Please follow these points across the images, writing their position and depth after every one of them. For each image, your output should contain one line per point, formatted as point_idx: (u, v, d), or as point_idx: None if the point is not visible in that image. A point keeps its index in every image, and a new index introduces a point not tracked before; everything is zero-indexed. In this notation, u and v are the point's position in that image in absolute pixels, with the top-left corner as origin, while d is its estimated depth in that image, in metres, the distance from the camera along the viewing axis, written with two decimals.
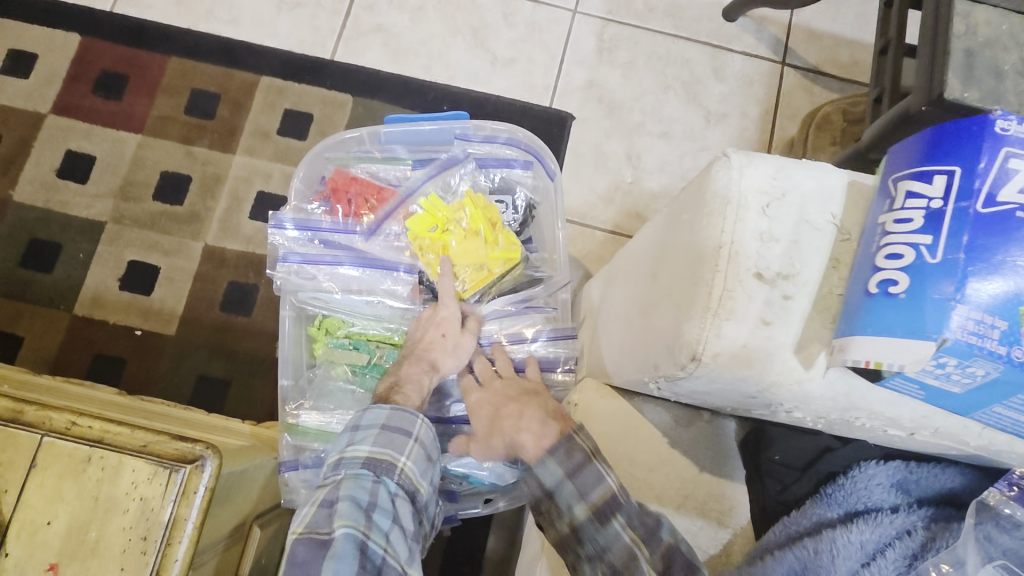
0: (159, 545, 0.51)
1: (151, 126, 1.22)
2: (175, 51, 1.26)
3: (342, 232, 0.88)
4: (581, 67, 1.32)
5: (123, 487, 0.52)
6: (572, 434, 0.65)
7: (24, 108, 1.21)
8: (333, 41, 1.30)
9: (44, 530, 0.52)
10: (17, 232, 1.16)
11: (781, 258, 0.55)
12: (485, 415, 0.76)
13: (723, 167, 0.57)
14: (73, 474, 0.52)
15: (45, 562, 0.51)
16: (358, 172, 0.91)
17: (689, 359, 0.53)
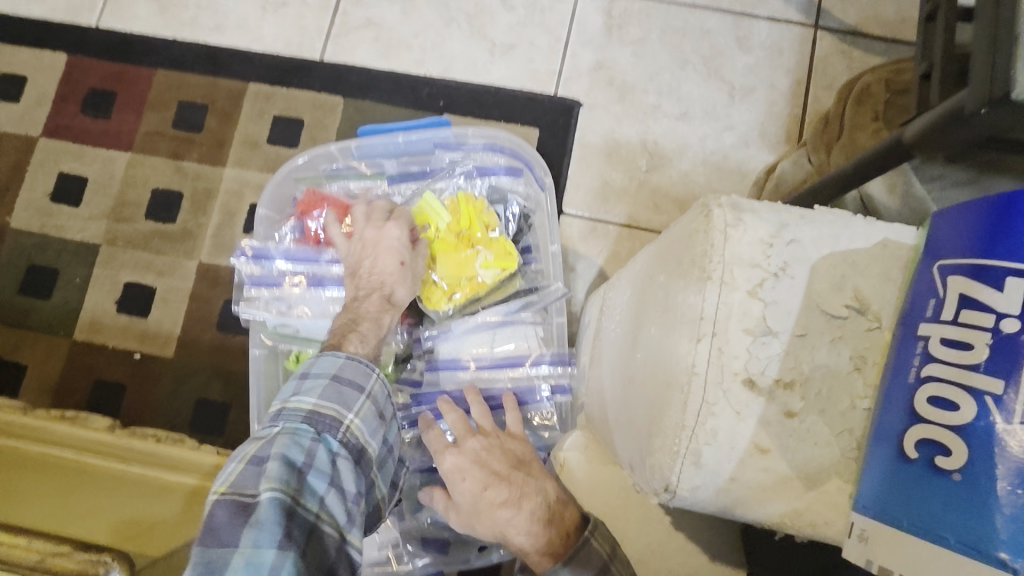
0: None
1: (140, 143, 1.18)
2: (162, 63, 1.22)
3: (312, 258, 0.87)
4: (587, 48, 1.20)
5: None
6: (589, 538, 0.60)
7: (17, 132, 1.20)
8: (321, 41, 1.23)
9: None
10: (15, 259, 1.15)
11: (778, 361, 0.52)
12: (470, 485, 0.68)
13: (710, 234, 0.54)
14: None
15: None
16: (333, 189, 0.92)
17: (664, 489, 0.53)
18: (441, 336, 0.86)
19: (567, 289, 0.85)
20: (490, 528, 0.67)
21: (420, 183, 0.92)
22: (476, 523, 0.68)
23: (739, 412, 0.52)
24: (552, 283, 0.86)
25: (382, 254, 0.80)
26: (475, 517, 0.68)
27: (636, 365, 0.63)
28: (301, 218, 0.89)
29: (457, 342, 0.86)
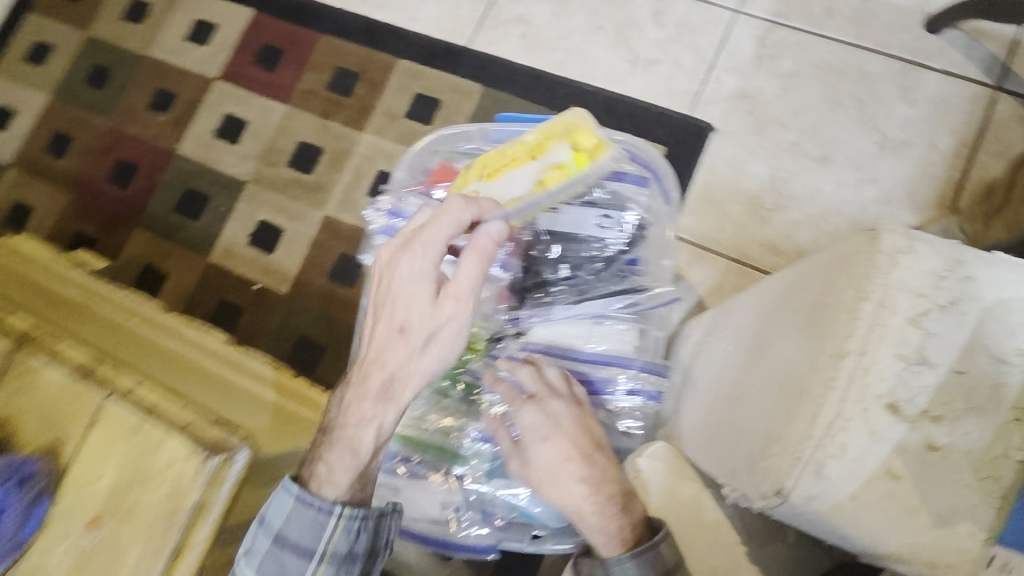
0: (182, 520, 0.61)
1: (297, 98, 1.30)
2: (328, 30, 1.33)
3: None
4: (732, 74, 1.17)
5: (159, 461, 0.62)
6: (659, 542, 0.63)
7: (198, 72, 1.36)
8: (473, 30, 1.29)
9: (93, 482, 0.63)
10: (177, 181, 1.30)
11: (930, 395, 0.50)
12: (549, 447, 0.70)
13: (873, 257, 0.52)
14: (122, 441, 0.64)
15: (89, 513, 0.63)
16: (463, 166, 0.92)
17: (774, 491, 0.51)
18: (537, 318, 0.82)
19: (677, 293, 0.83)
20: (565, 499, 0.67)
21: None
22: (546, 486, 0.69)
23: (877, 433, 0.50)
24: (660, 285, 0.84)
25: (399, 317, 0.63)
26: (547, 480, 0.69)
27: (757, 370, 0.62)
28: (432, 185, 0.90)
29: (555, 327, 0.82)
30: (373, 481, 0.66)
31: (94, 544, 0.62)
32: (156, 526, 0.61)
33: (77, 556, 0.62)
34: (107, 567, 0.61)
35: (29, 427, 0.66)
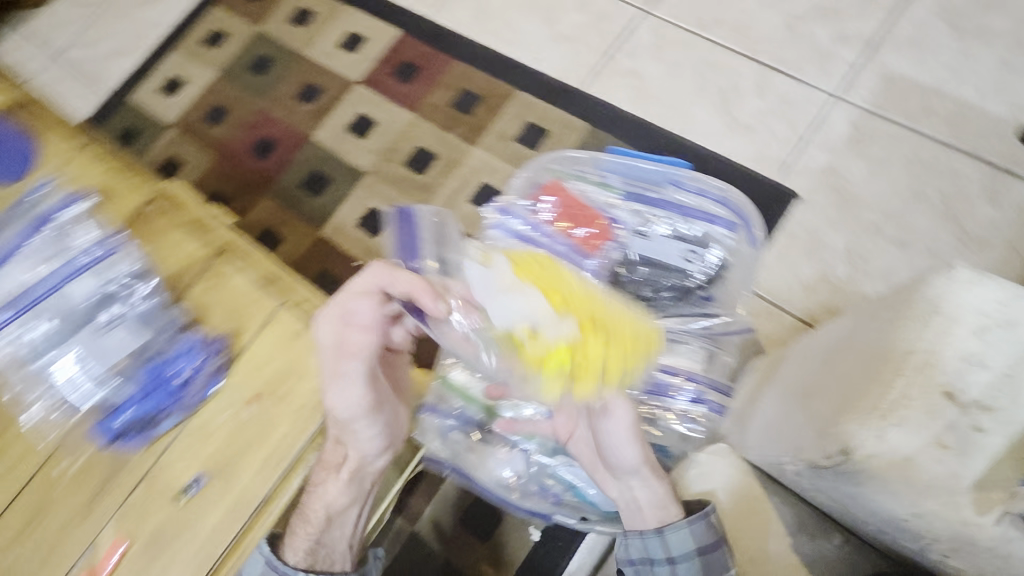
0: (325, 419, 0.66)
1: (423, 109, 1.48)
2: (461, 56, 1.51)
3: (537, 230, 0.93)
4: (824, 151, 1.26)
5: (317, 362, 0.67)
6: (708, 514, 0.72)
7: (344, 75, 1.56)
8: (589, 75, 1.43)
9: (259, 369, 0.67)
10: (307, 162, 1.49)
11: (984, 388, 0.53)
12: (627, 461, 0.76)
13: (943, 278, 0.57)
14: (288, 340, 0.68)
15: (250, 392, 0.66)
16: (572, 186, 0.97)
17: (838, 452, 0.52)
18: None
19: (750, 328, 0.95)
20: (623, 495, 0.80)
21: (645, 204, 0.95)
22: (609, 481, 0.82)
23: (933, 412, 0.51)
24: (729, 317, 0.94)
25: (339, 385, 0.65)
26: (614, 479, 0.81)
27: (824, 375, 0.65)
28: (542, 197, 0.95)
29: None
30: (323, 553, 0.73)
31: (252, 419, 0.65)
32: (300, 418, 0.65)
33: (234, 428, 0.65)
34: (257, 441, 0.64)
35: (217, 313, 0.70)
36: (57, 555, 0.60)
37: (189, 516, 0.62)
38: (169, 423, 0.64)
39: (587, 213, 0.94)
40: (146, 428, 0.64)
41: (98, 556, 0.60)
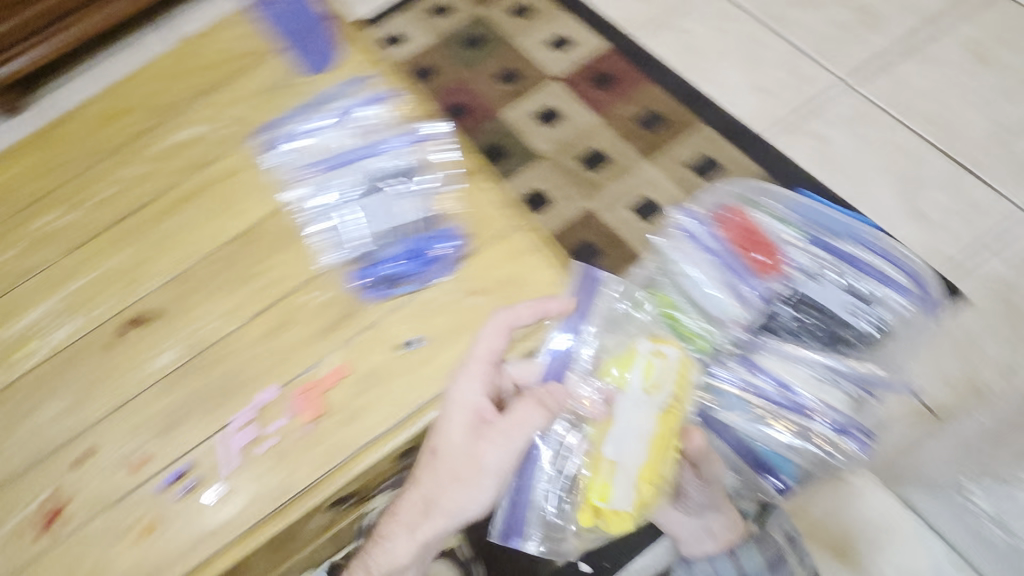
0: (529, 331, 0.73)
1: (609, 116, 1.59)
2: (658, 79, 1.61)
3: (719, 241, 0.98)
4: (1001, 263, 1.24)
5: (533, 282, 0.74)
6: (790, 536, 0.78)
7: (545, 68, 1.71)
8: (776, 127, 1.48)
9: (482, 272, 0.75)
10: (491, 133, 1.64)
11: None
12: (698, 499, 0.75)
13: None
14: (514, 258, 0.75)
15: (470, 286, 0.74)
16: (758, 214, 1.03)
17: None
18: (772, 349, 0.89)
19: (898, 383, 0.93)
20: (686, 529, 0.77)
21: (826, 248, 0.99)
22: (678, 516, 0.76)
23: None
24: (883, 370, 0.92)
25: (499, 435, 0.63)
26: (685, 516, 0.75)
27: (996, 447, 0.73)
28: (729, 214, 1.01)
29: (784, 359, 0.88)
30: None
31: (473, 310, 0.72)
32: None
33: (454, 312, 0.72)
34: (472, 325, 0.72)
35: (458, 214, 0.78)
36: (288, 359, 0.73)
37: (400, 367, 0.70)
38: (410, 288, 0.74)
39: (769, 241, 0.98)
40: (391, 285, 0.74)
41: (321, 371, 0.71)
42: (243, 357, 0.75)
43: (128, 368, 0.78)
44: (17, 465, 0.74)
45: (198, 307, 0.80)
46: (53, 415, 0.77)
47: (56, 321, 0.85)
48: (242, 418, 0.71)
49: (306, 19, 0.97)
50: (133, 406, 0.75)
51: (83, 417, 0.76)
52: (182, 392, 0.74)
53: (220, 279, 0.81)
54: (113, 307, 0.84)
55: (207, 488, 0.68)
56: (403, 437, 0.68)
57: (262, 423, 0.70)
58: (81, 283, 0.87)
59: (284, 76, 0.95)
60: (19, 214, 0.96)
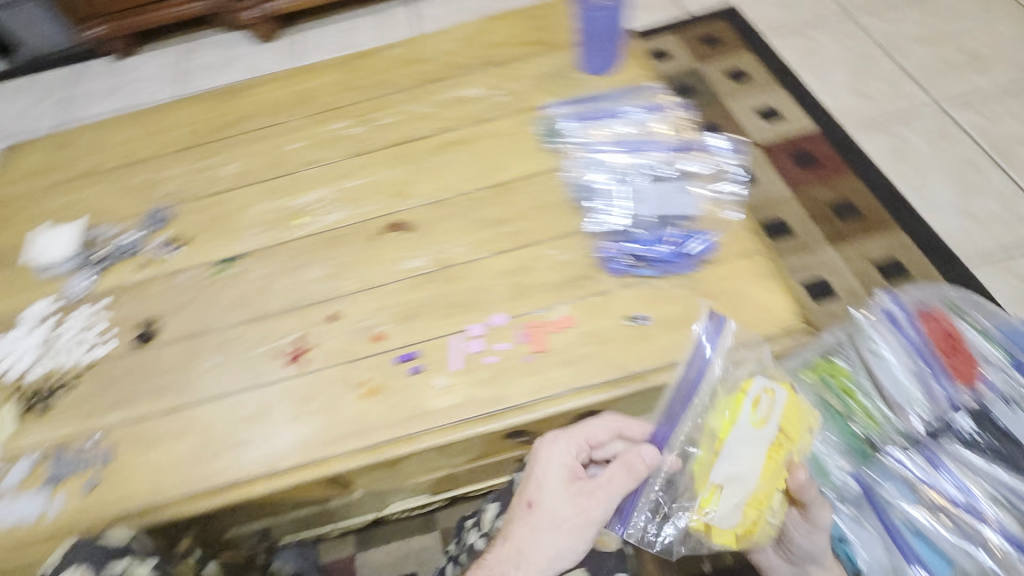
0: (749, 344, 0.77)
1: (804, 193, 1.61)
2: (862, 174, 1.63)
3: (916, 340, 0.99)
4: None
5: (766, 303, 0.79)
6: None
7: (750, 131, 1.76)
8: (977, 256, 1.45)
9: (719, 281, 0.81)
10: None
11: None
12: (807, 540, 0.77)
13: None
14: (752, 277, 0.81)
15: (705, 290, 0.81)
16: (963, 324, 1.02)
17: None
18: (954, 454, 0.91)
19: None
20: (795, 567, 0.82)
21: None
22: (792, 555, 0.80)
23: None
24: None
25: (599, 490, 0.73)
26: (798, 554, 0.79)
27: None
28: (932, 317, 1.02)
29: (966, 466, 0.90)
30: None
31: (703, 309, 0.80)
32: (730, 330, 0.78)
33: (684, 305, 0.80)
34: (701, 321, 0.79)
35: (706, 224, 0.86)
36: (525, 296, 0.84)
37: (625, 335, 0.79)
38: (653, 273, 0.83)
39: (969, 356, 0.97)
40: (637, 264, 0.84)
41: (554, 315, 0.82)
42: (484, 282, 0.87)
43: (384, 263, 0.92)
44: (282, 309, 0.89)
45: (453, 232, 0.93)
46: (317, 279, 0.92)
47: (330, 208, 0.99)
48: (478, 328, 0.82)
49: (623, 24, 1.03)
50: (384, 292, 0.88)
51: (341, 289, 0.90)
52: (427, 294, 0.87)
53: (479, 217, 0.94)
54: (382, 210, 0.97)
55: (435, 376, 0.79)
56: (612, 392, 0.76)
57: (492, 340, 0.81)
58: (357, 184, 1.01)
59: (567, 70, 1.09)
60: (315, 115, 1.12)
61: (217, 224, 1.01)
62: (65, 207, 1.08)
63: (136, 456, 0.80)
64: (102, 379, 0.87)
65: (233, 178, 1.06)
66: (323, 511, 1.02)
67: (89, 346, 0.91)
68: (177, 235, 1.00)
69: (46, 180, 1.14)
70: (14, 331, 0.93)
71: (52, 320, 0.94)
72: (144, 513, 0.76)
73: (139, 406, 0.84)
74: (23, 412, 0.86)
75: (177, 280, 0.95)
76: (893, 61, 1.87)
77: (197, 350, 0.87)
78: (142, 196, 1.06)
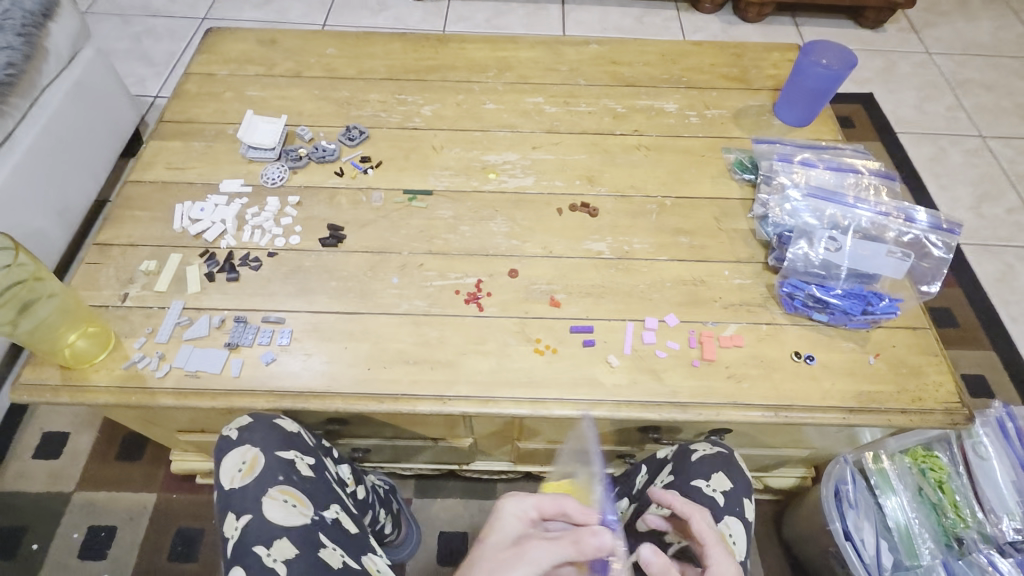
0: (907, 414, 0.81)
1: None
2: (965, 288, 1.68)
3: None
4: None
5: (928, 381, 0.83)
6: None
7: None
8: None
9: (887, 347, 0.86)
10: None
11: None
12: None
13: None
14: (918, 353, 0.85)
15: (873, 351, 0.85)
16: None
17: None
18: None
19: None
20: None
21: None
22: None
23: None
24: None
25: (542, 544, 0.62)
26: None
27: None
28: None
29: None
30: None
31: (868, 367, 0.84)
32: (892, 394, 0.82)
33: (851, 358, 0.85)
34: (864, 378, 0.83)
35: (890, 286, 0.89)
36: (698, 306, 0.89)
37: (792, 369, 0.84)
38: (825, 319, 0.86)
39: None
40: (814, 307, 0.86)
41: (726, 331, 0.86)
42: (661, 281, 0.91)
43: (567, 238, 0.96)
44: (465, 252, 0.94)
45: (635, 228, 0.98)
46: (501, 233, 0.96)
47: (521, 173, 1.04)
48: (653, 322, 0.86)
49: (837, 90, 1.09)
50: (565, 262, 0.93)
51: (523, 249, 0.94)
52: (605, 277, 0.92)
53: (661, 221, 0.99)
54: (570, 188, 1.02)
55: (606, 353, 0.84)
56: (771, 416, 0.80)
57: (664, 337, 0.85)
58: (546, 157, 1.06)
59: (759, 114, 1.14)
60: (514, 85, 1.18)
61: (411, 156, 1.05)
62: (265, 100, 1.13)
63: (312, 345, 0.84)
64: (286, 265, 0.91)
65: (428, 118, 1.11)
66: (423, 450, 1.06)
67: (274, 232, 0.94)
68: (370, 156, 1.05)
69: (247, 68, 1.18)
70: (209, 199, 0.97)
71: (246, 199, 0.98)
72: (312, 398, 0.80)
73: (319, 300, 0.88)
74: (207, 275, 0.89)
75: (367, 196, 1.00)
76: (1015, 191, 1.92)
77: (380, 266, 0.92)
78: (340, 110, 1.11)
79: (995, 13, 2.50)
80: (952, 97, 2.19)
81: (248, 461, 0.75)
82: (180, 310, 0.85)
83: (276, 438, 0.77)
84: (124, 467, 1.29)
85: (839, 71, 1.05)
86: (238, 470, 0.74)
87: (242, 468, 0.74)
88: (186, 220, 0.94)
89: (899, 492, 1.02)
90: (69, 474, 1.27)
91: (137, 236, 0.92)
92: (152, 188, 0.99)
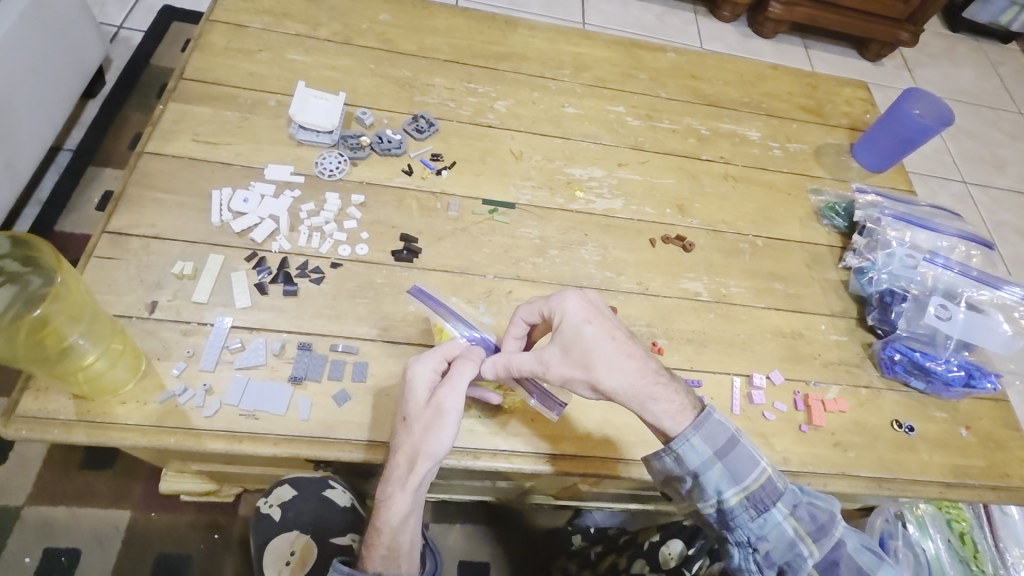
0: (996, 493, 0.81)
1: None
2: None
3: None
4: None
5: (1011, 458, 0.84)
6: None
7: None
8: None
9: (975, 421, 0.85)
10: None
11: None
12: (595, 330, 0.60)
13: None
14: (1002, 427, 0.86)
15: (964, 423, 0.84)
16: None
17: None
18: None
19: None
20: (633, 387, 0.60)
21: None
22: (593, 366, 0.60)
23: None
24: None
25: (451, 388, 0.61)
26: (595, 363, 0.60)
27: None
28: None
29: None
30: (395, 557, 0.62)
31: (960, 440, 0.83)
32: (984, 469, 0.82)
33: (944, 430, 0.83)
34: (957, 452, 0.82)
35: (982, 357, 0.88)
36: (800, 363, 0.84)
37: (892, 440, 0.81)
38: (922, 387, 0.85)
39: None
40: (913, 373, 0.84)
41: (828, 393, 0.82)
42: (762, 331, 0.86)
43: (662, 273, 0.88)
44: (556, 281, 0.84)
45: (730, 269, 0.91)
46: (593, 263, 0.86)
47: (609, 194, 0.94)
48: (760, 380, 0.81)
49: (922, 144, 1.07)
50: (662, 302, 0.85)
51: (617, 282, 0.85)
52: (705, 323, 0.85)
53: (755, 263, 0.93)
54: (660, 216, 0.94)
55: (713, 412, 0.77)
56: (875, 489, 0.77)
57: (771, 397, 0.81)
58: (633, 178, 0.97)
59: (838, 154, 1.11)
60: (592, 88, 1.07)
61: (487, 160, 0.92)
62: (310, 67, 0.95)
63: (394, 383, 0.71)
64: (354, 281, 0.77)
65: (502, 116, 0.98)
66: (468, 486, 0.95)
67: (336, 237, 0.79)
68: (442, 154, 0.91)
69: (286, 24, 0.99)
70: (253, 187, 0.80)
71: (298, 191, 0.82)
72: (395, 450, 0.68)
73: (397, 327, 0.75)
74: (257, 286, 0.73)
75: (441, 204, 0.86)
76: (992, 238, 2.05)
77: (463, 290, 0.80)
78: (402, 94, 0.96)
79: (978, 61, 2.63)
80: (940, 140, 2.29)
81: (297, 553, 0.75)
82: (226, 330, 0.70)
83: (327, 521, 0.77)
84: (89, 480, 1.08)
85: (930, 124, 1.04)
86: (286, 563, 0.75)
87: (291, 561, 0.75)
88: (227, 212, 0.78)
89: (935, 538, 1.05)
90: (18, 486, 1.05)
91: (163, 227, 0.75)
92: (177, 165, 0.80)
